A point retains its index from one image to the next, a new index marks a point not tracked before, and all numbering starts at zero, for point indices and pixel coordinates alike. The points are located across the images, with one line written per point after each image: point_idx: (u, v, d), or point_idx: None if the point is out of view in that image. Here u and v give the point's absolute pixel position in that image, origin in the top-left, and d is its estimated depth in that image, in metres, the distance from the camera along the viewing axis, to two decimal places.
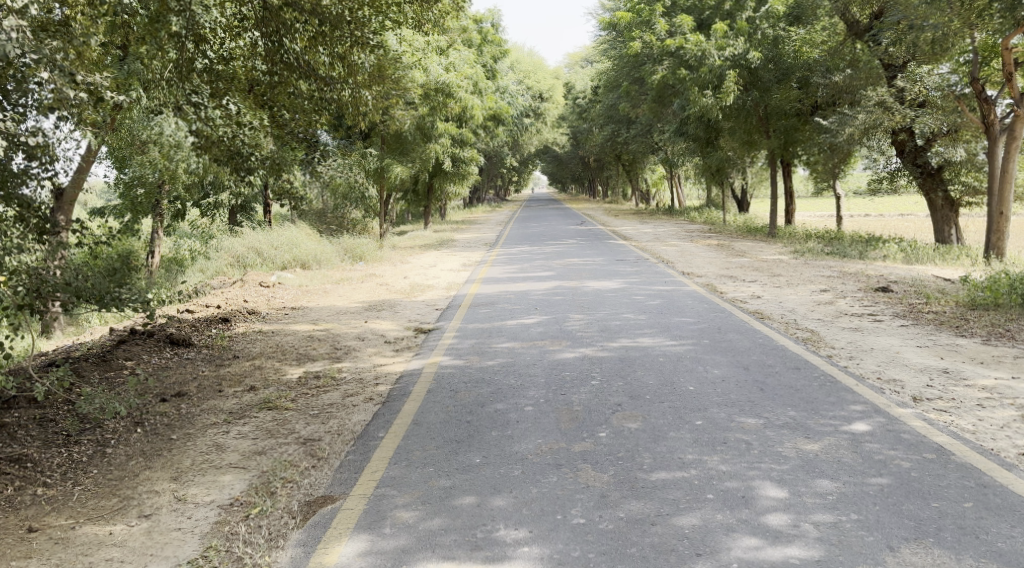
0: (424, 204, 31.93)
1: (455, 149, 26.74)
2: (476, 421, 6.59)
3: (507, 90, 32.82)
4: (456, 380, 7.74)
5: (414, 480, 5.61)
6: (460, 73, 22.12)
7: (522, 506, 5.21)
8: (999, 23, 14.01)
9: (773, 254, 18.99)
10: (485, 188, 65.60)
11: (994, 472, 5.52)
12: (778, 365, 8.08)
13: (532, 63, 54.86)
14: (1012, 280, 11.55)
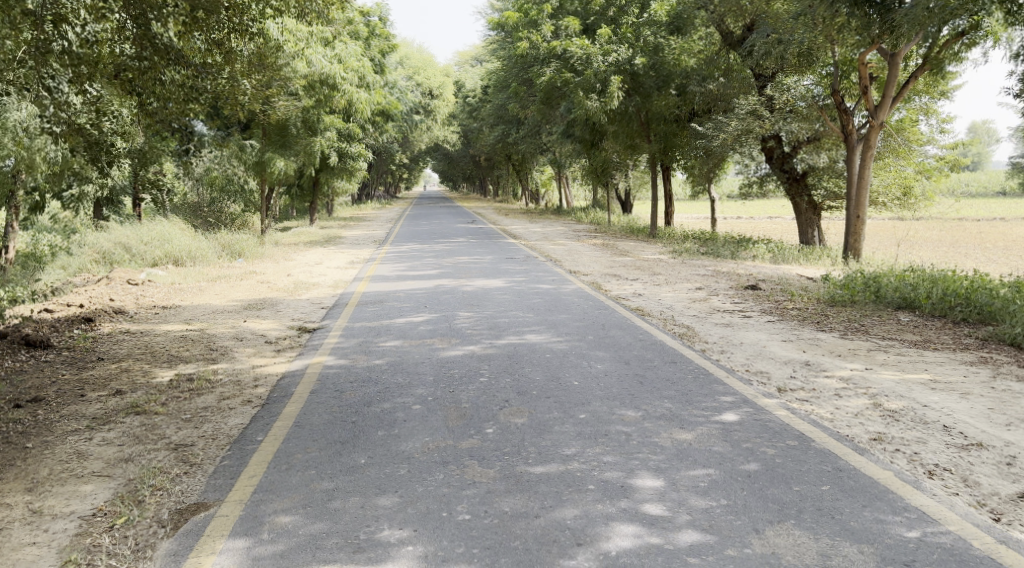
0: (309, 200, 31.35)
1: (341, 144, 26.40)
2: (361, 421, 6.59)
3: (394, 84, 32.61)
4: (340, 380, 7.70)
5: (294, 483, 5.57)
6: (345, 66, 21.87)
7: (408, 505, 5.26)
8: (856, 38, 15.03)
9: (654, 254, 19.69)
10: (375, 184, 64.88)
11: (848, 456, 5.94)
12: (656, 359, 8.42)
13: (421, 59, 54.64)
14: (866, 279, 12.43)
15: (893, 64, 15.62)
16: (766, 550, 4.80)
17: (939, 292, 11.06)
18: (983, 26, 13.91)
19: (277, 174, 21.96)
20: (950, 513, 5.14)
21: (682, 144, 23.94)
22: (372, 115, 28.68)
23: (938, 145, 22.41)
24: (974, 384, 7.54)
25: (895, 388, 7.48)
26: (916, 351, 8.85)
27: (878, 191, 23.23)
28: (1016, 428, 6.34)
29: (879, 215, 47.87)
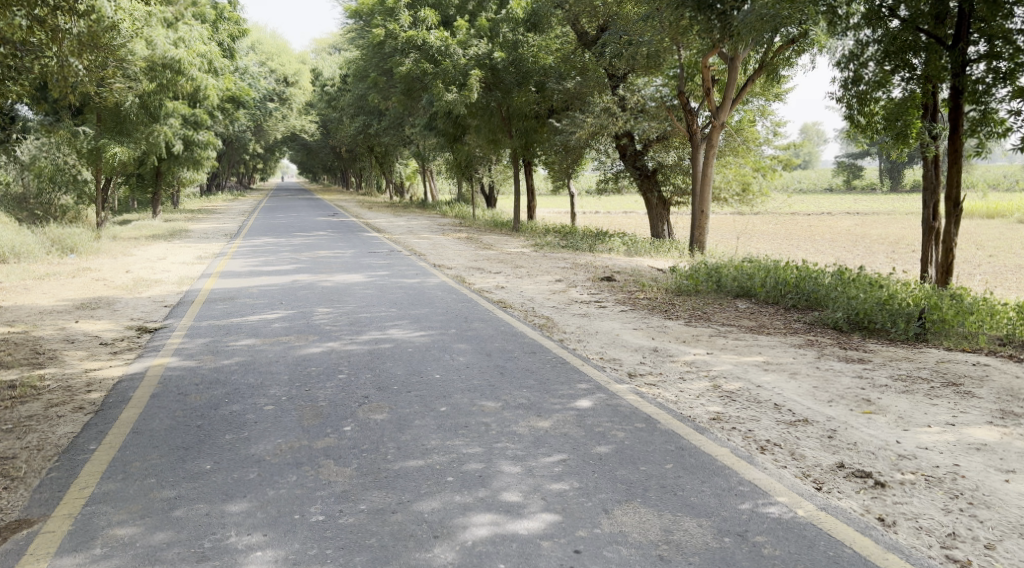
0: (151, 190, 29.78)
1: (186, 131, 25.27)
2: (207, 425, 6.39)
3: (244, 69, 31.43)
4: (185, 382, 7.43)
5: (133, 493, 5.35)
6: (191, 50, 20.97)
7: (258, 509, 5.16)
8: (698, 39, 15.65)
9: (516, 247, 20.03)
10: (226, 174, 62.38)
11: (691, 435, 6.29)
12: (516, 350, 8.59)
13: (274, 44, 52.98)
14: (709, 270, 13.14)
15: (734, 68, 16.54)
16: (614, 529, 4.99)
17: (772, 281, 11.84)
18: (811, 35, 15.00)
19: (114, 162, 20.66)
20: (779, 484, 5.48)
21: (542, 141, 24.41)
22: (220, 102, 27.53)
23: (773, 145, 23.88)
24: (802, 364, 8.14)
25: (734, 370, 7.97)
26: (751, 335, 9.44)
27: (719, 187, 24.51)
28: (837, 404, 6.88)
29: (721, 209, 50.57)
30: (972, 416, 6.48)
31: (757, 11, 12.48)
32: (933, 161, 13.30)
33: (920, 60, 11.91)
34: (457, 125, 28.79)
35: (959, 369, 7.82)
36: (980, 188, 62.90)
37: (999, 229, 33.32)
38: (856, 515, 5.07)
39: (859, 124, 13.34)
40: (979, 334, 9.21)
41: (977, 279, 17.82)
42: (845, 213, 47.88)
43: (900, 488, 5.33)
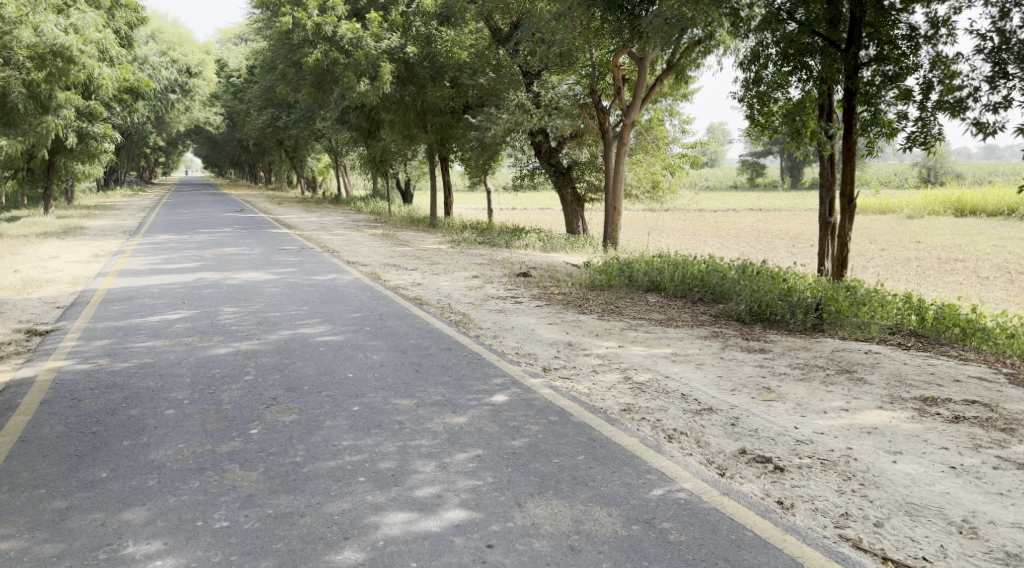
0: (42, 185, 28.47)
1: (79, 122, 24.27)
2: (104, 431, 6.20)
3: (142, 58, 30.34)
4: (78, 387, 7.17)
5: (21, 505, 5.16)
6: (83, 37, 20.29)
7: (158, 517, 5.05)
8: (609, 41, 16.38)
9: (433, 243, 19.98)
10: (124, 166, 60.01)
11: (602, 427, 6.43)
12: (432, 347, 8.60)
13: (176, 34, 51.32)
14: (621, 265, 13.41)
15: (643, 69, 16.92)
16: (527, 522, 5.07)
17: (680, 275, 12.20)
18: (716, 37, 15.58)
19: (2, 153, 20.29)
20: (684, 472, 5.66)
21: (458, 136, 24.29)
22: (117, 92, 26.54)
23: (681, 144, 24.45)
24: (708, 355, 8.42)
25: (644, 362, 8.19)
26: (660, 328, 9.70)
27: (631, 184, 25.00)
28: (739, 393, 7.14)
29: (633, 205, 51.63)
30: (864, 402, 6.83)
31: (664, 15, 13.18)
32: (828, 160, 13.91)
33: (818, 62, 12.29)
34: (371, 119, 28.57)
35: (853, 357, 8.22)
36: (875, 185, 65.83)
37: (894, 224, 34.90)
38: (757, 499, 5.27)
39: (760, 123, 13.76)
40: (871, 323, 9.71)
41: (871, 272, 18.68)
42: (750, 209, 49.37)
43: (798, 471, 5.57)
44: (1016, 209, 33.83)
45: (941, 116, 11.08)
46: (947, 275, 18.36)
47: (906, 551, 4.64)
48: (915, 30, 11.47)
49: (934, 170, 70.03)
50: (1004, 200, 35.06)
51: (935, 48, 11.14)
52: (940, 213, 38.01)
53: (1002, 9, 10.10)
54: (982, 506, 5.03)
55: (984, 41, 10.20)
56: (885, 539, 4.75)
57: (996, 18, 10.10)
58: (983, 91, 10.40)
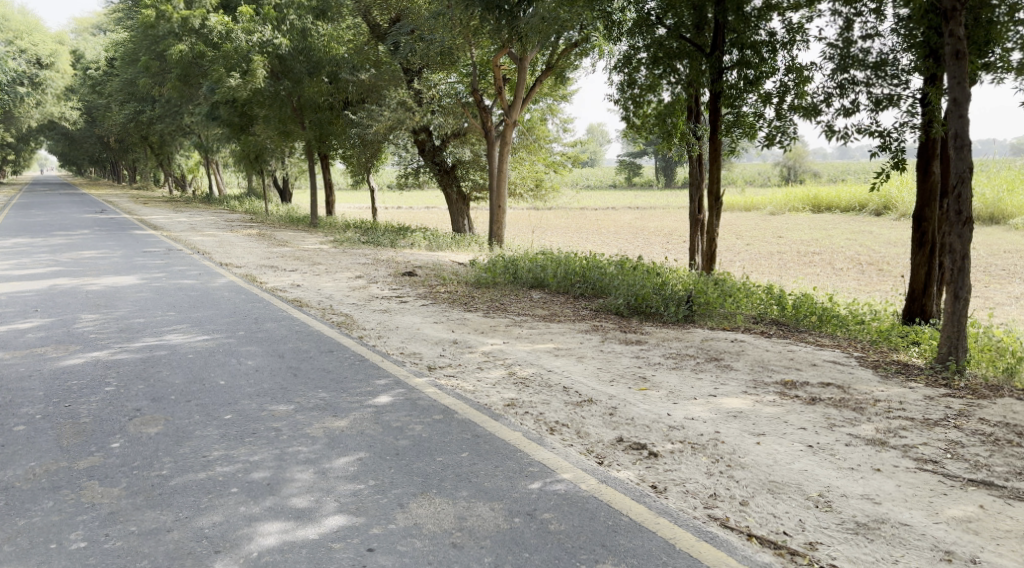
0: None
1: None
2: None
3: None
4: None
5: None
6: None
7: (7, 543, 4.79)
8: (488, 40, 16.46)
9: (313, 243, 19.62)
10: None
11: (486, 423, 6.49)
12: (312, 350, 8.46)
13: (25, 23, 48.33)
14: (506, 262, 13.57)
15: (523, 69, 17.18)
16: (409, 522, 5.08)
17: (563, 271, 12.48)
18: (592, 40, 16.15)
19: None
20: (565, 462, 5.80)
21: (338, 133, 23.89)
22: None
23: (562, 142, 24.80)
24: (588, 348, 8.64)
25: (528, 358, 8.31)
26: (543, 323, 9.88)
27: (514, 183, 25.01)
28: (618, 383, 7.36)
29: (514, 205, 52.23)
30: (730, 387, 7.17)
31: (540, 15, 13.87)
32: (698, 160, 14.45)
33: (685, 67, 12.78)
34: (243, 114, 27.77)
35: (720, 345, 8.61)
36: (740, 183, 68.69)
37: (757, 219, 36.65)
38: (633, 485, 5.45)
39: (635, 124, 14.15)
40: (737, 313, 10.22)
41: (739, 265, 19.51)
42: (628, 208, 50.54)
43: (670, 456, 5.80)
44: (866, 204, 35.94)
45: (796, 118, 11.75)
46: (807, 267, 19.42)
47: (768, 526, 4.90)
48: (773, 36, 12.10)
49: (793, 169, 73.93)
50: (855, 196, 37.10)
51: (791, 54, 11.79)
52: (799, 209, 40.05)
53: (848, 18, 10.78)
54: (835, 480, 5.37)
55: (832, 48, 10.88)
56: (750, 516, 5.01)
57: (841, 27, 10.79)
58: (834, 96, 11.08)
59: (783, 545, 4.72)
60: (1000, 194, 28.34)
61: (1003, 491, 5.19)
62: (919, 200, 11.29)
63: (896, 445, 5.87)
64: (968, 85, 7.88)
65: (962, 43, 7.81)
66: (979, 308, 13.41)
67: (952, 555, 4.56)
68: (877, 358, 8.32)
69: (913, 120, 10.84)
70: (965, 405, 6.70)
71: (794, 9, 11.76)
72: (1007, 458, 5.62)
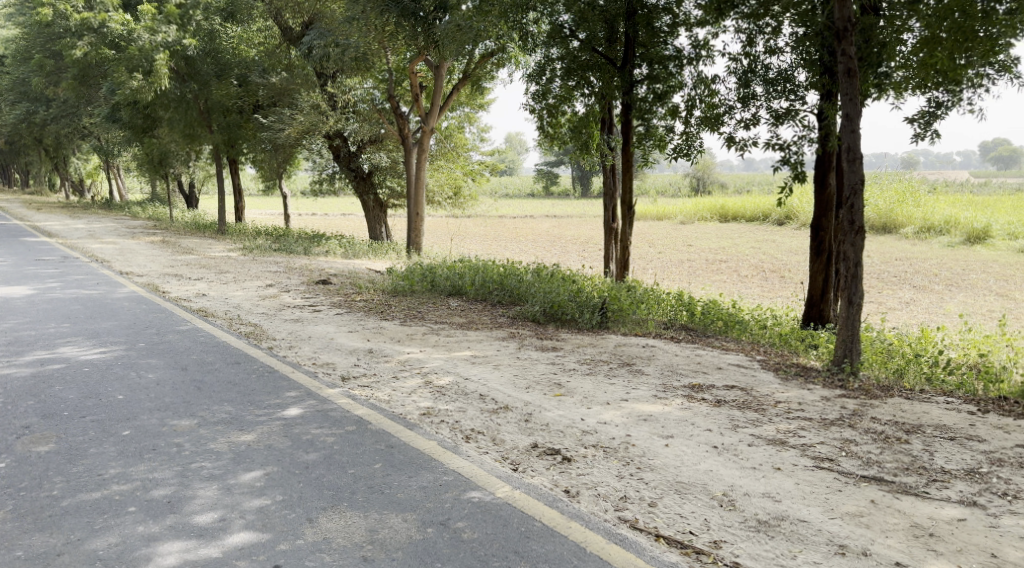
0: None
1: None
2: None
3: None
4: None
5: None
6: None
7: None
8: (403, 46, 16.37)
9: (222, 251, 19.07)
10: None
11: (399, 433, 6.38)
12: (217, 361, 8.19)
13: None
14: (422, 270, 13.47)
15: (439, 76, 17.17)
16: (318, 537, 4.94)
17: (480, 279, 12.47)
18: (508, 51, 16.25)
19: None
20: (479, 470, 5.75)
21: (248, 137, 23.33)
22: None
23: (480, 151, 24.79)
24: (505, 356, 8.62)
25: (444, 366, 8.23)
26: (460, 331, 9.81)
27: (432, 191, 24.89)
28: (533, 390, 7.36)
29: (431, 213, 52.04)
30: (641, 391, 7.25)
31: (456, 23, 13.92)
32: (611, 171, 14.64)
33: (597, 80, 12.93)
34: (146, 117, 26.85)
35: (632, 351, 8.71)
36: (652, 193, 70.05)
37: (669, 229, 37.45)
38: (545, 490, 5.44)
39: (549, 135, 14.27)
40: (649, 319, 10.37)
41: (650, 273, 19.85)
42: (545, 216, 50.92)
43: (583, 461, 5.82)
44: (769, 214, 37.12)
45: (703, 131, 12.03)
46: (714, 274, 19.93)
47: (676, 526, 4.95)
48: (681, 50, 12.37)
49: (702, 181, 75.95)
50: (760, 207, 38.27)
51: (697, 69, 12.07)
52: (707, 219, 41.09)
53: (749, 35, 11.11)
54: (739, 480, 5.47)
55: (735, 63, 11.19)
56: (658, 518, 5.05)
57: (744, 42, 11.10)
58: (737, 109, 11.39)
59: (689, 545, 4.78)
60: (893, 204, 29.68)
61: (892, 485, 5.36)
62: (817, 210, 11.69)
63: (795, 444, 6.02)
64: (860, 101, 8.17)
65: (853, 61, 8.14)
66: (873, 313, 13.97)
67: (846, 548, 4.68)
68: (778, 361, 8.56)
69: (811, 134, 11.22)
70: (859, 405, 6.93)
71: (700, 26, 12.05)
72: (896, 454, 5.81)
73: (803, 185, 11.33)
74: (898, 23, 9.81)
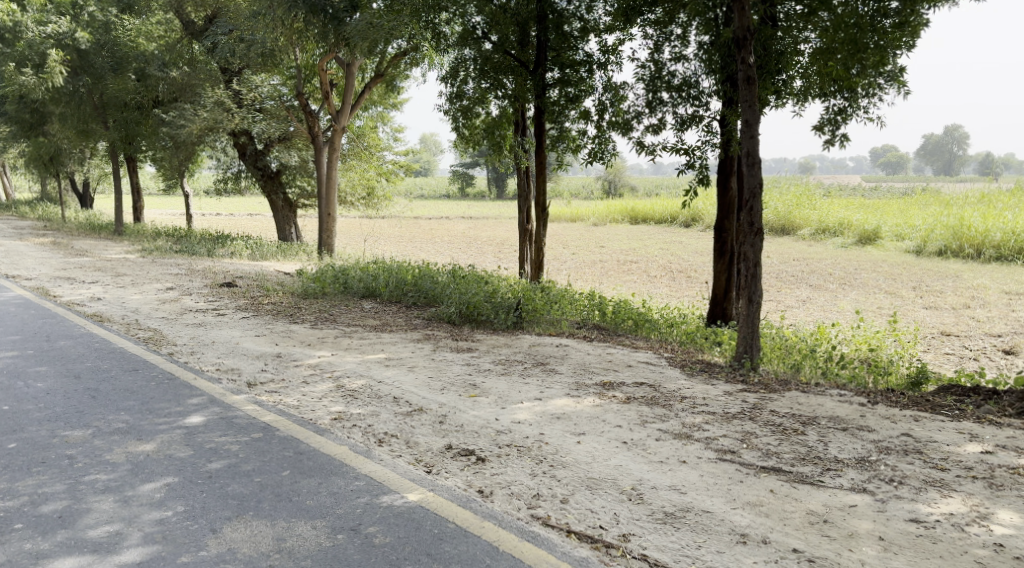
0: None
1: None
2: None
3: None
4: None
5: None
6: None
7: None
8: (314, 44, 16.07)
9: (118, 253, 18.30)
10: None
11: (309, 438, 6.20)
12: (113, 369, 7.79)
13: None
14: (334, 272, 13.21)
15: (350, 74, 16.92)
16: (222, 548, 4.74)
17: (394, 280, 12.30)
18: (421, 51, 16.14)
19: None
20: (391, 474, 5.62)
21: (146, 134, 22.66)
22: None
23: (393, 150, 24.50)
24: (419, 357, 8.51)
25: (356, 369, 8.05)
26: (373, 334, 9.65)
27: (345, 190, 24.54)
28: (447, 391, 7.27)
29: (342, 213, 51.20)
30: (553, 390, 7.25)
31: (368, 21, 13.64)
32: (525, 173, 14.60)
33: (511, 82, 12.93)
34: (36, 112, 25.65)
35: (546, 350, 8.73)
36: (565, 196, 70.82)
37: (581, 230, 37.89)
38: (459, 491, 5.36)
39: (463, 135, 14.20)
40: (562, 319, 10.40)
41: (563, 273, 20.01)
42: (459, 218, 50.81)
43: (496, 460, 5.76)
44: (676, 216, 37.95)
45: (613, 135, 12.16)
46: (624, 275, 20.20)
47: (586, 522, 4.94)
48: (591, 55, 12.49)
49: (612, 184, 77.29)
50: (668, 208, 39.08)
51: (606, 74, 12.21)
52: (618, 221, 41.65)
53: (656, 43, 11.29)
54: (646, 474, 5.51)
55: (643, 69, 11.34)
56: (569, 514, 5.04)
57: (651, 49, 11.26)
58: (645, 115, 11.57)
59: (599, 539, 4.77)
60: (791, 207, 30.71)
61: (790, 475, 5.49)
62: (719, 213, 11.95)
63: (699, 438, 6.11)
64: (759, 108, 8.38)
65: (752, 70, 8.32)
66: (772, 311, 14.41)
67: (747, 537, 4.75)
68: (684, 358, 8.70)
69: (713, 139, 11.47)
70: (759, 399, 7.09)
71: (609, 31, 12.19)
72: (794, 445, 5.96)
73: (707, 189, 11.58)
74: (795, 33, 10.07)
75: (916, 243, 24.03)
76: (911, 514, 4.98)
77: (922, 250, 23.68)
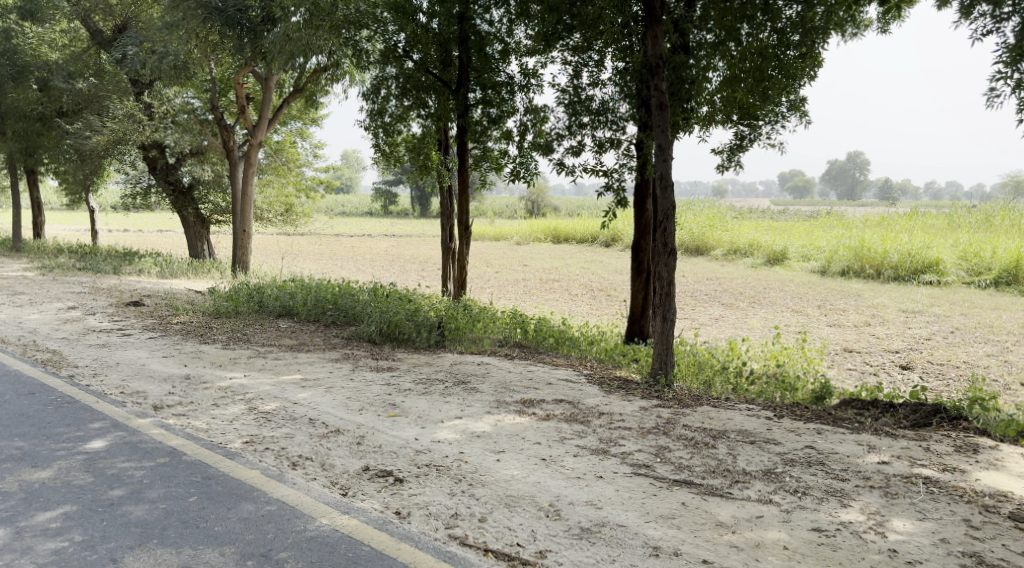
0: None
1: None
2: None
3: None
4: None
5: None
6: None
7: None
8: (229, 57, 15.82)
9: (16, 270, 17.45)
10: None
11: (219, 463, 5.99)
12: (8, 393, 7.40)
13: None
14: (248, 290, 12.93)
15: (268, 88, 16.67)
16: None
17: (312, 299, 12.08)
18: (342, 67, 16.08)
19: None
20: (306, 497, 5.48)
21: (49, 146, 21.79)
22: None
23: (313, 167, 24.12)
24: (337, 377, 8.36)
25: (271, 391, 7.85)
26: (290, 353, 9.45)
27: (262, 207, 23.92)
28: (366, 411, 7.16)
29: (260, 230, 50.16)
30: (474, 409, 7.22)
31: (286, 36, 13.48)
32: (448, 191, 14.55)
33: (433, 101, 12.92)
34: None
35: (467, 369, 8.70)
36: (487, 217, 71.12)
37: (503, 249, 38.09)
38: (376, 513, 5.26)
39: (386, 153, 14.10)
40: (484, 337, 10.39)
41: (485, 292, 20.02)
42: (381, 236, 50.38)
43: (414, 481, 5.69)
44: (597, 235, 38.51)
45: (534, 156, 12.26)
46: (545, 293, 20.34)
47: (504, 540, 4.92)
48: (512, 77, 12.58)
49: (536, 205, 77.90)
50: (588, 228, 39.60)
51: (528, 96, 12.33)
52: (540, 240, 41.95)
53: (575, 68, 11.45)
54: (564, 490, 5.53)
55: (562, 93, 11.49)
56: (486, 532, 5.00)
57: (570, 74, 11.41)
58: (565, 137, 11.70)
59: (516, 557, 4.75)
60: (704, 228, 31.52)
61: (701, 488, 5.58)
62: (637, 233, 12.15)
63: (616, 453, 6.17)
64: (671, 133, 8.58)
65: (664, 96, 8.50)
66: (687, 329, 14.68)
67: (659, 550, 4.80)
68: (602, 375, 8.78)
69: (630, 162, 11.67)
70: (673, 414, 7.21)
71: (529, 54, 12.31)
72: (705, 459, 6.07)
73: (625, 210, 11.73)
74: (706, 63, 10.34)
75: (820, 264, 24.88)
76: (813, 523, 5.12)
77: (826, 270, 24.50)
